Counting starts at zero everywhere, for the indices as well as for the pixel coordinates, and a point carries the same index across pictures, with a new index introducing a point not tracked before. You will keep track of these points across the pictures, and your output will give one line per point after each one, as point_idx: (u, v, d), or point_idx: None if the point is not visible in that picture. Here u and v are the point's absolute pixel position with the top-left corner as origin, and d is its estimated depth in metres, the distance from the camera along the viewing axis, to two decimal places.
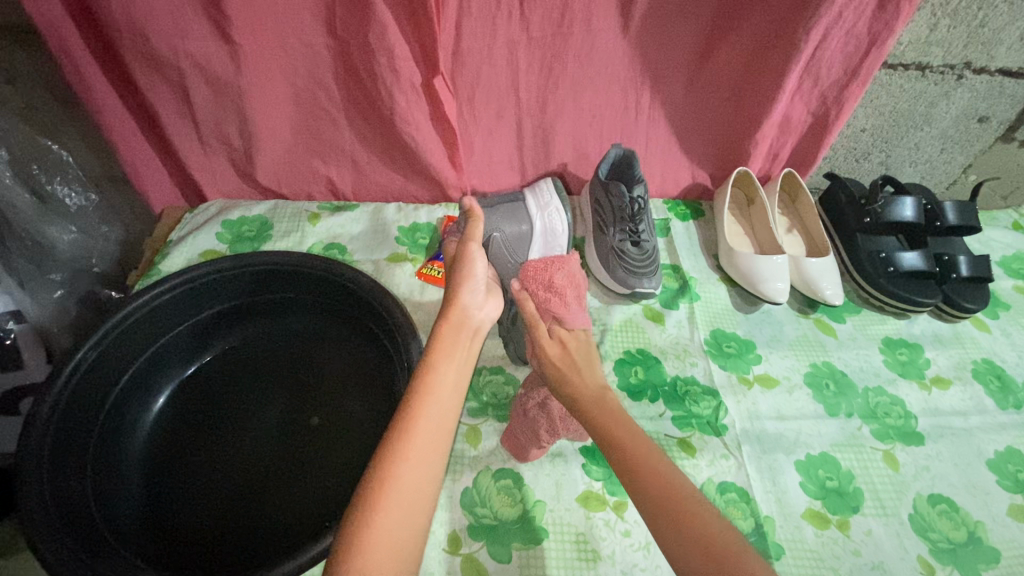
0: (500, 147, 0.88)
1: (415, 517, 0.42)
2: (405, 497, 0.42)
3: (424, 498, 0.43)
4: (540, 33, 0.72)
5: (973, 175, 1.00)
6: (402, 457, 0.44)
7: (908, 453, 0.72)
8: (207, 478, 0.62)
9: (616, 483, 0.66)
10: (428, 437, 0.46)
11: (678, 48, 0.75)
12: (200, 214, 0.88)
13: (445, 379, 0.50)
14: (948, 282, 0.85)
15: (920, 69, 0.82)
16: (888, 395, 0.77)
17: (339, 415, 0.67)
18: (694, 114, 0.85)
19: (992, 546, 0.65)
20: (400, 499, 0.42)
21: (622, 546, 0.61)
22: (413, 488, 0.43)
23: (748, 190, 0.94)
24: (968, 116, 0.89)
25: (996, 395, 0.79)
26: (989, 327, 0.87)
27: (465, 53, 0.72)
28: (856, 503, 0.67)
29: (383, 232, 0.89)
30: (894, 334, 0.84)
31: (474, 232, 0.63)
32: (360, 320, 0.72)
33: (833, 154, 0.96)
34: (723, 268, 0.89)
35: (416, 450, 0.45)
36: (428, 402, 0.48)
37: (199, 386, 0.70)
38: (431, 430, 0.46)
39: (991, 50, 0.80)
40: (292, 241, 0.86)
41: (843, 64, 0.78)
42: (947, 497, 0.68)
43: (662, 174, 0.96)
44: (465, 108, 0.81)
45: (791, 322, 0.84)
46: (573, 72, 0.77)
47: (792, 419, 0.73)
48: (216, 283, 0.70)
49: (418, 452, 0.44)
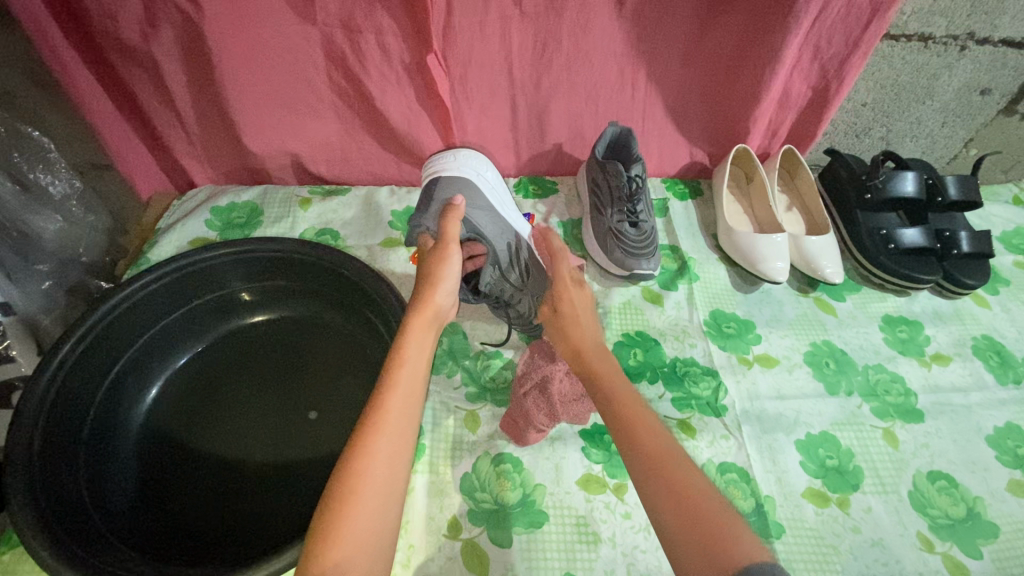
0: (494, 127, 0.86)
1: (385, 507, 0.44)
2: (372, 487, 0.44)
3: (394, 487, 0.45)
4: (533, 7, 0.69)
5: (975, 149, 0.99)
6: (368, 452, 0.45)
7: (907, 431, 0.71)
8: (204, 471, 0.61)
9: (616, 465, 0.66)
10: (395, 430, 0.47)
11: (675, 20, 0.73)
12: (188, 200, 0.87)
13: (411, 373, 0.50)
14: (949, 259, 0.84)
15: (923, 40, 0.80)
16: (888, 372, 0.76)
17: (337, 406, 0.66)
18: (691, 89, 0.84)
19: (991, 522, 0.65)
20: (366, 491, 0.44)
21: (623, 528, 0.61)
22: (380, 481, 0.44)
23: (747, 168, 0.93)
24: (971, 89, 0.88)
25: (996, 371, 0.79)
26: (989, 303, 0.86)
27: (456, 29, 0.70)
28: (856, 481, 0.67)
29: (376, 216, 0.87)
30: (894, 312, 0.84)
31: (450, 229, 0.61)
32: (355, 307, 0.70)
33: (833, 129, 0.94)
34: (722, 248, 0.88)
35: (381, 443, 0.46)
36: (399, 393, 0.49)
37: (190, 377, 0.68)
38: (399, 425, 0.47)
39: (995, 19, 0.78)
40: (283, 227, 0.84)
41: (844, 35, 0.76)
42: (946, 473, 0.68)
43: (659, 152, 0.94)
44: (457, 88, 0.79)
45: (791, 301, 0.83)
46: (567, 46, 0.75)
47: (792, 398, 0.73)
48: (203, 272, 0.68)
49: (384, 447, 0.45)
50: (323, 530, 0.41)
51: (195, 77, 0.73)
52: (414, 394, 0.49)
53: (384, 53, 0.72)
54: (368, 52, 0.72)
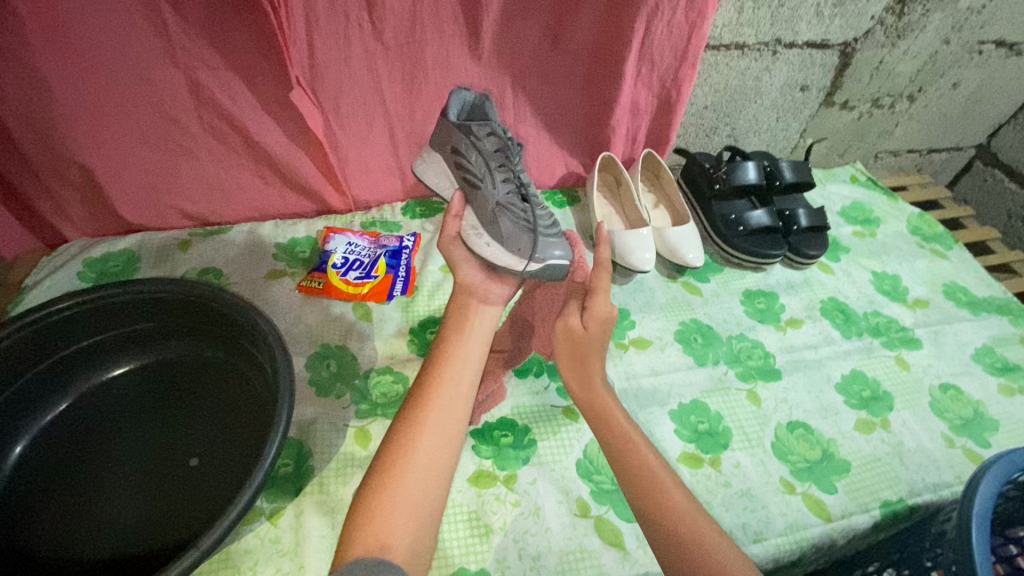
0: (373, 155, 0.90)
1: (429, 480, 0.50)
2: (418, 470, 0.50)
3: (439, 474, 0.51)
4: (385, 40, 0.75)
5: (810, 137, 1.13)
6: (414, 441, 0.52)
7: (767, 389, 0.79)
8: (74, 522, 0.59)
9: (506, 458, 0.69)
10: (443, 421, 0.54)
11: (519, 44, 0.81)
12: (59, 255, 0.85)
13: (453, 379, 0.58)
14: (792, 234, 0.96)
15: (740, 48, 0.91)
16: (748, 339, 0.85)
17: (218, 446, 0.65)
18: (549, 105, 0.91)
19: (843, 459, 0.73)
20: (417, 454, 0.51)
21: (513, 516, 0.64)
22: (428, 456, 0.51)
23: (615, 172, 1.01)
24: (792, 86, 1.00)
25: (841, 327, 0.89)
26: (833, 269, 0.98)
27: (314, 65, 0.74)
28: (725, 441, 0.73)
29: (260, 250, 0.88)
30: (753, 287, 0.93)
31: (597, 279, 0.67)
32: (235, 340, 0.71)
33: (685, 131, 1.05)
34: (597, 247, 0.95)
35: (427, 435, 0.52)
36: (443, 391, 0.56)
37: (63, 429, 0.66)
38: (443, 422, 0.54)
39: (795, 26, 0.90)
40: (162, 270, 0.84)
41: (671, 48, 0.85)
42: (803, 422, 0.76)
43: (535, 166, 1.01)
44: (328, 122, 0.83)
45: (661, 288, 0.91)
46: (426, 73, 0.80)
47: (665, 373, 0.79)
48: (71, 320, 0.67)
49: (429, 439, 0.52)
50: (368, 504, 0.48)
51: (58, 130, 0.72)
52: (457, 398, 0.56)
53: (245, 93, 0.75)
54: (230, 91, 0.74)
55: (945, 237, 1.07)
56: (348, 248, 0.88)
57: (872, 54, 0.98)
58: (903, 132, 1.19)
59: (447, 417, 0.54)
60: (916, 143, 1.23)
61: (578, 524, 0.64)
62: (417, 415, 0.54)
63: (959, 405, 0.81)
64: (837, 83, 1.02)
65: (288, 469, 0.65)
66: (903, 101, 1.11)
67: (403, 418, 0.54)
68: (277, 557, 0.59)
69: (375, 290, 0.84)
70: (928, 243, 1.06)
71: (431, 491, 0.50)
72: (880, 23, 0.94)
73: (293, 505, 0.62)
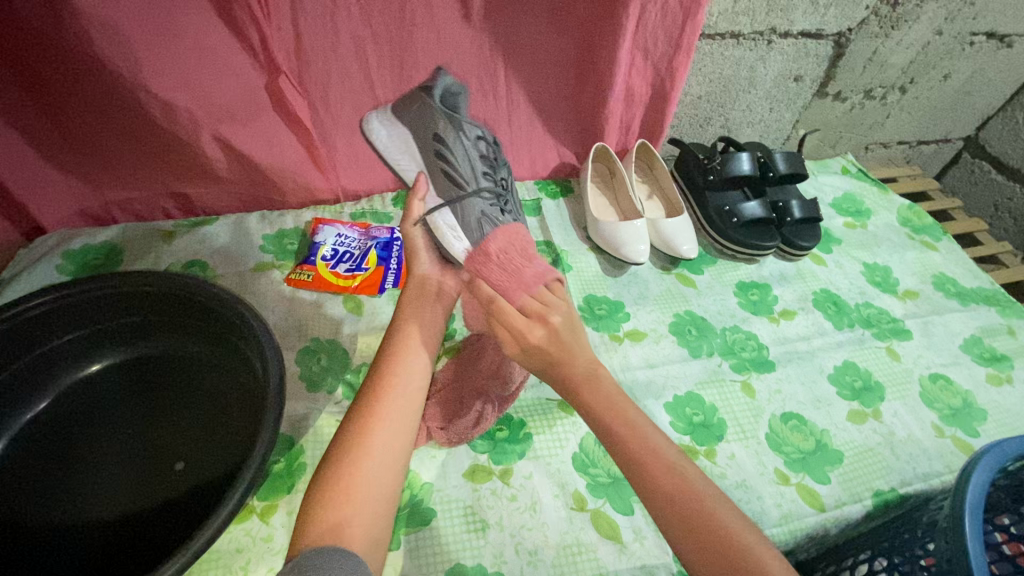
0: (363, 145, 0.88)
1: (382, 472, 0.49)
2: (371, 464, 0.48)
3: (391, 463, 0.50)
4: (375, 25, 0.72)
5: (802, 129, 1.13)
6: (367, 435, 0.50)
7: (761, 381, 0.79)
8: (53, 520, 0.57)
9: (501, 452, 0.68)
10: (396, 411, 0.52)
11: (513, 31, 0.79)
12: (36, 248, 0.81)
13: (411, 370, 0.56)
14: (785, 226, 0.96)
15: (735, 37, 0.90)
16: (742, 331, 0.85)
17: (204, 445, 0.63)
18: (543, 92, 0.90)
19: (836, 450, 0.73)
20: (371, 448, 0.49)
21: (509, 510, 0.63)
22: (383, 448, 0.50)
23: (609, 163, 1.00)
24: (786, 76, 1.00)
25: (833, 318, 0.89)
26: (825, 260, 0.98)
27: (301, 51, 0.72)
28: (720, 432, 0.73)
29: (247, 242, 0.86)
30: (746, 279, 0.93)
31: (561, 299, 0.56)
32: (221, 335, 0.69)
33: (679, 121, 1.04)
34: (591, 238, 0.94)
35: (379, 430, 0.50)
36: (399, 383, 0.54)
37: (43, 426, 0.64)
38: (395, 417, 0.52)
39: (789, 15, 0.89)
40: (145, 264, 0.81)
41: (665, 36, 0.84)
42: (797, 413, 0.76)
43: (529, 156, 1.00)
44: (316, 111, 0.80)
45: (655, 280, 0.91)
46: (419, 60, 0.78)
47: (660, 365, 0.79)
48: (49, 315, 0.64)
49: (381, 432, 0.50)
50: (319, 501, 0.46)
51: (36, 109, 0.70)
52: (411, 389, 0.55)
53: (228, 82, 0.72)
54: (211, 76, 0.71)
55: (934, 228, 1.08)
56: (337, 239, 0.86)
57: (866, 45, 0.98)
58: (894, 123, 1.19)
59: (400, 407, 0.53)
60: (906, 134, 1.24)
61: (575, 518, 0.64)
62: (373, 406, 0.52)
63: (949, 395, 0.81)
64: (831, 73, 1.02)
65: (279, 466, 0.64)
66: (895, 93, 1.11)
67: (356, 407, 0.52)
68: (270, 555, 0.57)
69: (367, 283, 0.83)
70: (918, 235, 1.06)
71: (385, 482, 0.49)
72: (875, 13, 0.94)
73: (285, 501, 0.61)
